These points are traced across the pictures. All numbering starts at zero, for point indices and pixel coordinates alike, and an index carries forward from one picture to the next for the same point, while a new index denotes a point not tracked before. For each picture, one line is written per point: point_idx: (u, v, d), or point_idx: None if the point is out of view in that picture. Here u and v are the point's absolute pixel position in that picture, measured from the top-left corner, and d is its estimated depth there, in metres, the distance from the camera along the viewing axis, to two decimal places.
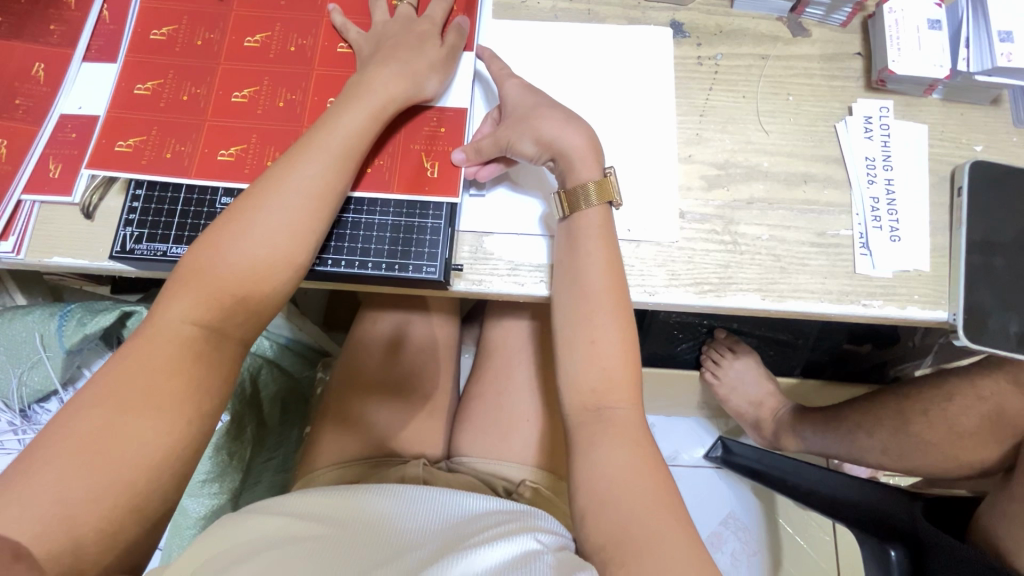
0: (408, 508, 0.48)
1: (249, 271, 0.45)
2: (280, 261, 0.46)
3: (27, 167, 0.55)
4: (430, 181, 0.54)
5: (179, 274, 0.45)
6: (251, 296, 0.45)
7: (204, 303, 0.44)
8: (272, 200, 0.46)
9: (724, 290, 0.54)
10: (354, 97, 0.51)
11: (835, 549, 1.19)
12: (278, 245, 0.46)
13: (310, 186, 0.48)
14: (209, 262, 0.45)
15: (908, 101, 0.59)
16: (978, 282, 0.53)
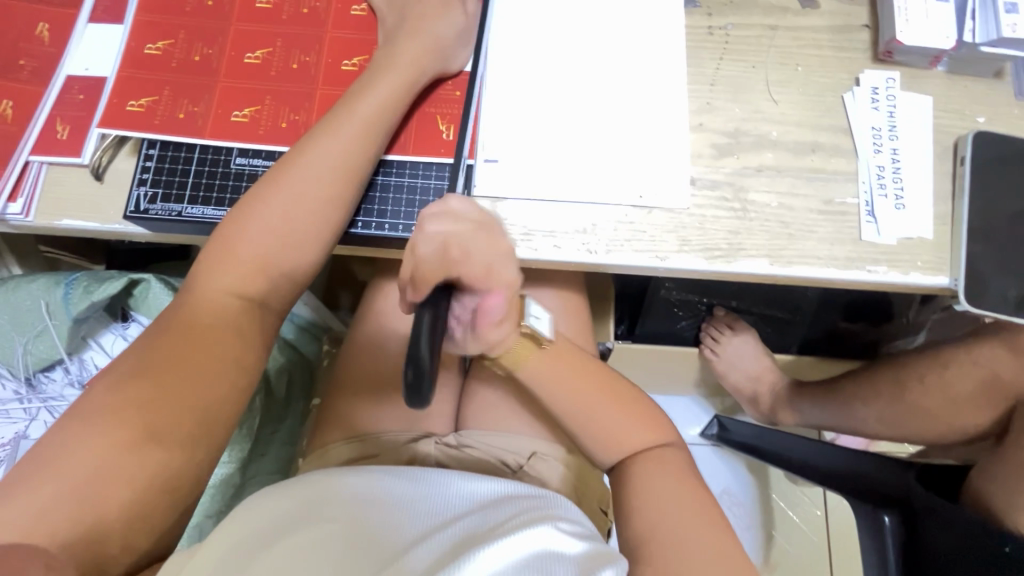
0: (424, 492, 0.48)
1: (286, 240, 0.48)
2: (316, 230, 0.49)
3: (34, 128, 0.54)
4: (446, 143, 0.57)
5: (219, 243, 0.47)
6: (291, 266, 0.48)
7: (245, 271, 0.46)
8: (303, 170, 0.48)
9: (733, 256, 0.55)
10: (384, 69, 0.53)
11: (825, 522, 1.22)
12: (314, 216, 0.48)
13: (342, 159, 0.50)
14: (245, 233, 0.47)
15: (914, 72, 0.60)
16: (979, 248, 0.55)
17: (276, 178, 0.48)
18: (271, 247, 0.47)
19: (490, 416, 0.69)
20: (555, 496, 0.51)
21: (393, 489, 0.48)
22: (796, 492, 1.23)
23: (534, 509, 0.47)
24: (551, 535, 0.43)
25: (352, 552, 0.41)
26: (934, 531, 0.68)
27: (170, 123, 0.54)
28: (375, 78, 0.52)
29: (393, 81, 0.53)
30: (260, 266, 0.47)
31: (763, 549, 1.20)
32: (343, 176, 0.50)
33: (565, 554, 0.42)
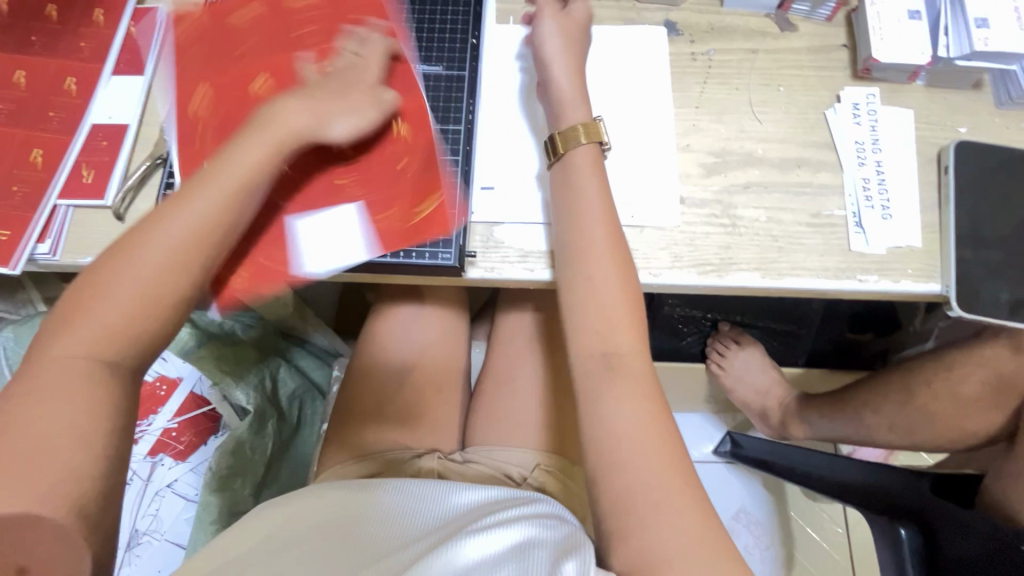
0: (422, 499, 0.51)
1: (152, 265, 0.44)
2: (190, 258, 0.45)
3: (62, 174, 0.58)
4: (427, 218, 0.55)
5: (66, 309, 0.43)
6: (132, 329, 0.43)
7: (93, 337, 0.42)
8: (176, 200, 0.47)
9: (725, 270, 0.56)
10: (258, 126, 0.51)
11: (846, 539, 1.19)
12: (196, 247, 0.46)
13: (204, 212, 0.46)
14: (100, 295, 0.43)
15: (893, 87, 0.62)
16: (968, 253, 0.56)
17: (162, 207, 0.47)
18: (139, 271, 0.44)
19: (496, 436, 0.70)
20: (545, 498, 0.54)
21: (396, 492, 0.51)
22: (815, 509, 1.20)
23: (522, 507, 0.50)
24: (533, 531, 0.46)
25: (354, 556, 0.44)
26: (952, 538, 0.68)
27: (193, 166, 0.57)
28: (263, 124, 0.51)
29: (280, 126, 0.51)
30: (118, 331, 0.42)
31: (783, 569, 1.17)
32: (221, 206, 0.47)
33: (544, 540, 0.45)
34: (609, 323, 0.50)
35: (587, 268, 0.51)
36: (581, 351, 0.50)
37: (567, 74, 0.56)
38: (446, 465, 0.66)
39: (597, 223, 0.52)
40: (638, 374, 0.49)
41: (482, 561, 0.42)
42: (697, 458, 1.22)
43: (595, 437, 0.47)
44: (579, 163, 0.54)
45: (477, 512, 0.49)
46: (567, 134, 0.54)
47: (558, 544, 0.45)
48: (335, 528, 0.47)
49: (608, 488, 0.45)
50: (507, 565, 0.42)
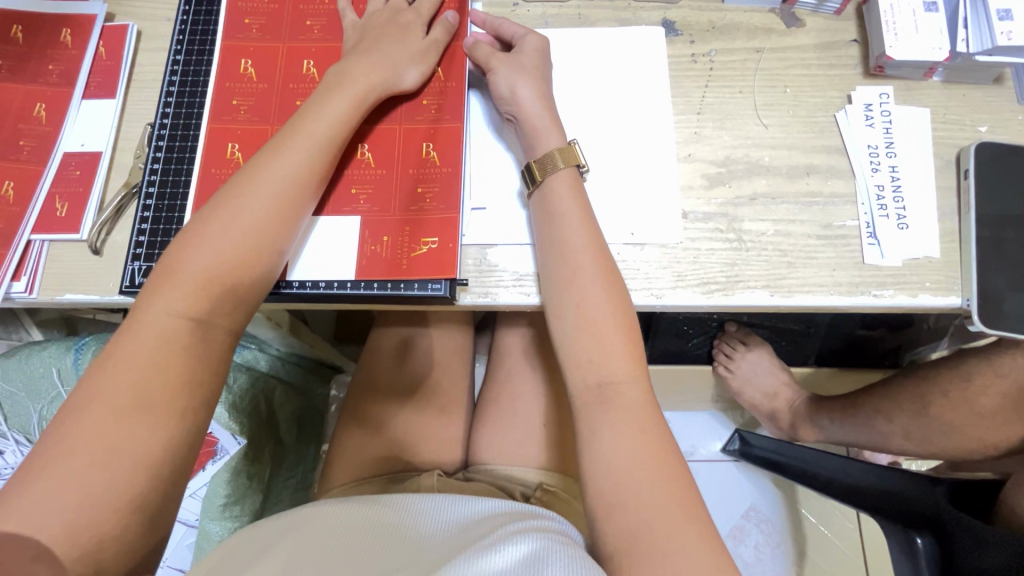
0: (422, 515, 0.49)
1: (203, 300, 0.43)
2: (258, 248, 0.46)
3: (35, 208, 0.56)
4: (416, 259, 0.52)
5: (157, 275, 0.44)
6: (238, 287, 0.45)
7: (188, 293, 0.43)
8: (209, 227, 0.45)
9: (732, 288, 0.53)
10: (334, 87, 0.53)
11: (859, 536, 1.18)
12: (240, 276, 0.45)
13: (290, 172, 0.48)
14: (188, 255, 0.44)
15: (908, 85, 0.58)
16: (990, 264, 0.52)
17: (192, 236, 0.45)
18: (191, 307, 0.43)
19: (498, 457, 0.68)
20: (551, 515, 0.51)
21: (401, 512, 0.49)
22: (826, 506, 1.18)
23: (530, 523, 0.47)
24: (543, 550, 0.43)
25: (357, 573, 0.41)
26: (967, 548, 0.65)
27: (207, 198, 0.53)
28: (280, 147, 0.49)
29: (301, 149, 0.49)
30: (208, 286, 0.44)
31: (794, 567, 1.16)
32: (259, 234, 0.46)
33: (558, 554, 0.42)
34: (606, 354, 0.47)
35: (577, 291, 0.49)
36: (576, 381, 0.48)
37: (533, 97, 0.54)
38: (445, 480, 0.64)
39: (581, 244, 0.50)
40: (635, 398, 0.47)
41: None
42: (705, 458, 1.20)
43: (595, 480, 0.44)
44: (557, 188, 0.52)
45: (483, 530, 0.46)
46: (544, 160, 0.52)
47: (570, 561, 0.41)
48: (342, 547, 0.44)
49: (607, 522, 0.42)
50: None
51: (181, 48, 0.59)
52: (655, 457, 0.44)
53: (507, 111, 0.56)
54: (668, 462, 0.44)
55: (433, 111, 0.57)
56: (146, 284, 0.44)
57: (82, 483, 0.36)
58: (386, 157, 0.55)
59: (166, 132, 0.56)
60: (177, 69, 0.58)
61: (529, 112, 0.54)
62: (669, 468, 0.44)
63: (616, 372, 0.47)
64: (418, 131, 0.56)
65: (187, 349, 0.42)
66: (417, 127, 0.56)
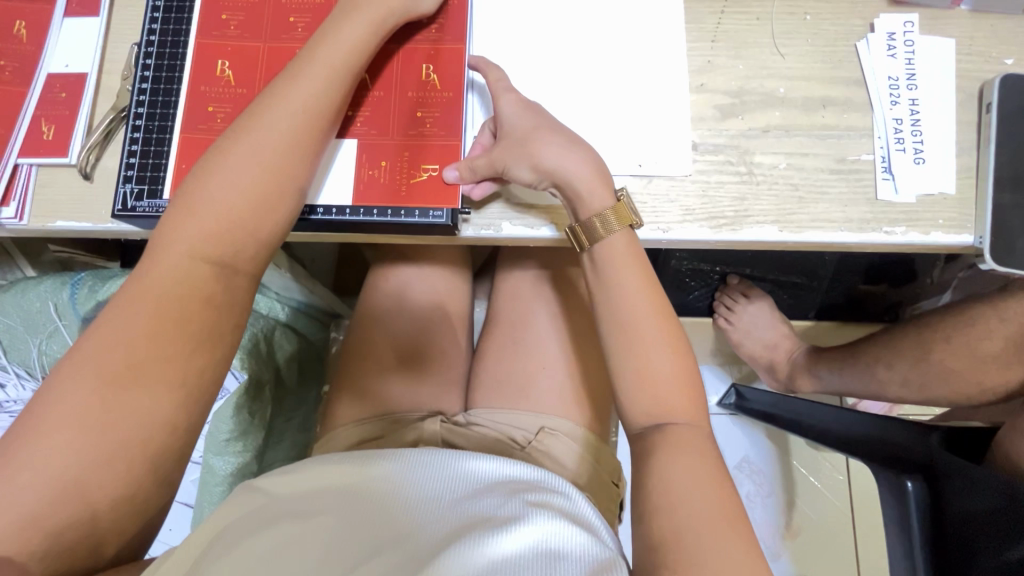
0: (424, 476, 0.46)
1: (222, 240, 0.40)
2: (278, 186, 0.42)
3: (20, 131, 0.53)
4: (417, 186, 0.51)
5: (174, 210, 0.42)
6: (258, 226, 0.42)
7: (207, 232, 0.40)
8: (227, 161, 0.42)
9: (740, 223, 0.52)
10: (352, 9, 0.48)
11: (848, 487, 1.21)
12: (261, 218, 0.42)
13: (308, 105, 0.44)
14: (204, 191, 0.41)
15: (934, 14, 0.55)
16: (1007, 201, 0.51)
17: (209, 170, 0.42)
18: (212, 248, 0.40)
19: (498, 398, 0.68)
20: (552, 485, 0.50)
21: (403, 473, 0.46)
22: (817, 458, 1.21)
23: (537, 499, 0.46)
24: (565, 533, 0.42)
25: (376, 533, 0.41)
26: (959, 492, 0.67)
27: (199, 118, 0.51)
28: (296, 74, 0.45)
29: (317, 76, 0.45)
30: (226, 224, 0.41)
31: (784, 516, 1.19)
32: (278, 172, 0.43)
33: (572, 546, 0.41)
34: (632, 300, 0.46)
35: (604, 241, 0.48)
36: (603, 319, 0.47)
37: (574, 152, 0.49)
38: (449, 428, 0.65)
39: (597, 189, 0.48)
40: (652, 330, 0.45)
41: (514, 553, 0.39)
42: None
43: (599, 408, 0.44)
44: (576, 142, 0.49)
45: (504, 498, 0.45)
46: (591, 225, 0.48)
47: (590, 550, 0.41)
48: (359, 501, 0.44)
49: None
50: (542, 564, 0.38)
51: None
52: (657, 388, 0.44)
53: (543, 185, 0.50)
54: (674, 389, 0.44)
55: (433, 33, 0.54)
56: (164, 217, 0.41)
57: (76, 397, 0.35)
58: (386, 79, 0.53)
59: (153, 50, 0.53)
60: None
61: (570, 172, 0.48)
62: (671, 396, 0.44)
63: (638, 308, 0.46)
64: (417, 52, 0.54)
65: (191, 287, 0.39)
66: (420, 47, 0.54)
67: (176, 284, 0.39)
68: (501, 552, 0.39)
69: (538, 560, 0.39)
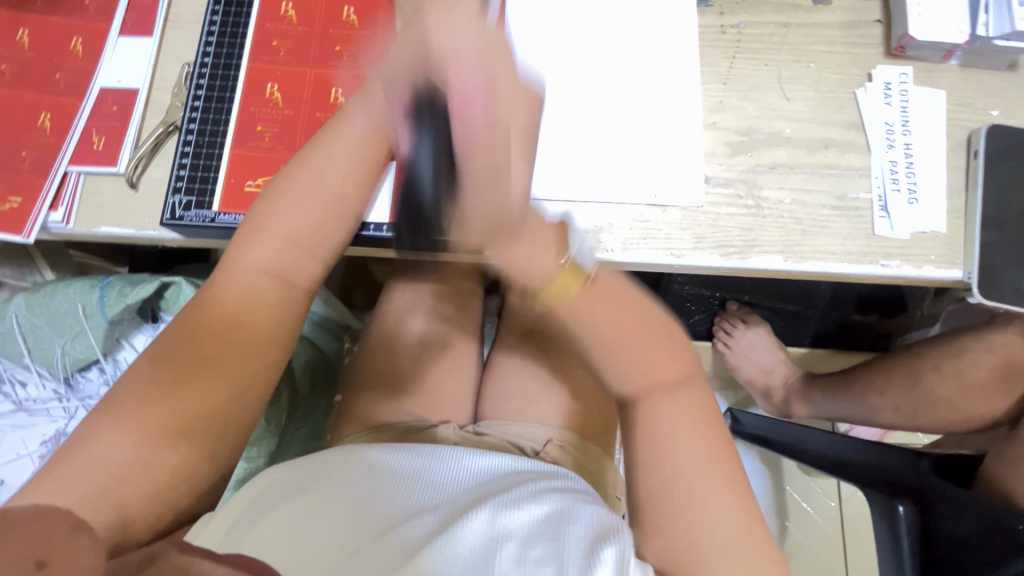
0: (437, 465, 0.49)
1: (288, 261, 0.46)
2: (336, 213, 0.49)
3: (71, 140, 0.56)
4: None
5: (242, 230, 0.47)
6: (315, 245, 0.47)
7: (272, 249, 0.46)
8: (294, 190, 0.48)
9: (748, 252, 0.56)
10: (400, 54, 0.54)
11: (839, 513, 1.23)
12: (320, 242, 0.48)
13: (359, 140, 0.51)
14: (270, 213, 0.47)
15: (927, 67, 0.60)
16: (993, 240, 0.55)
17: (275, 196, 0.48)
18: (277, 266, 0.45)
19: (509, 410, 0.71)
20: (569, 479, 0.51)
21: (417, 462, 0.49)
22: (810, 483, 1.23)
23: (548, 487, 0.47)
24: (562, 510, 0.44)
25: (373, 518, 0.42)
26: (946, 516, 0.70)
27: (248, 135, 0.55)
28: (350, 115, 0.52)
29: (369, 115, 0.52)
30: (289, 243, 0.46)
31: (777, 540, 1.21)
32: (340, 201, 0.49)
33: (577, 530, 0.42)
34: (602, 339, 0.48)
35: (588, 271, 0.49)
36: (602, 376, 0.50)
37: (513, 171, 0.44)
38: (463, 435, 0.66)
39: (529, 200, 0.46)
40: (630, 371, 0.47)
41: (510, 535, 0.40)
42: None
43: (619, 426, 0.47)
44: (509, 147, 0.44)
45: (498, 486, 0.47)
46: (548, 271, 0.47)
47: (587, 523, 0.43)
48: (358, 488, 0.45)
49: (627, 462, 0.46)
50: (539, 544, 0.40)
51: None
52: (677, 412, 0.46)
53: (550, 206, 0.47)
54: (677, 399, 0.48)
55: None
56: (235, 238, 0.46)
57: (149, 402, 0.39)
58: None
59: (206, 71, 0.57)
60: (218, 8, 0.59)
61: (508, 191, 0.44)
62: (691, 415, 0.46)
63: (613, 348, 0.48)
64: None
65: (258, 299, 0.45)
66: None
67: (238, 292, 0.44)
68: (502, 532, 0.40)
69: (537, 542, 0.40)
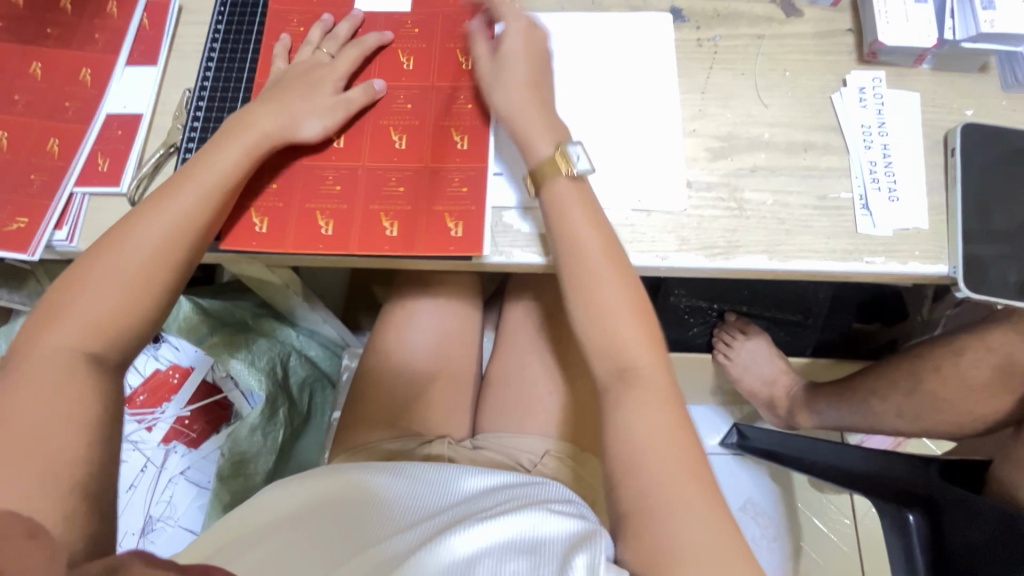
0: (417, 487, 0.53)
1: (88, 336, 0.45)
2: (153, 282, 0.48)
3: (77, 162, 0.59)
4: (454, 240, 0.56)
5: (43, 307, 0.46)
6: (121, 321, 0.47)
7: (80, 327, 0.45)
8: (101, 264, 0.47)
9: (733, 253, 0.57)
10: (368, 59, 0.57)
11: (854, 530, 1.19)
12: (132, 313, 0.47)
13: (183, 207, 0.51)
14: (76, 289, 0.46)
15: (899, 71, 0.62)
16: (976, 234, 0.56)
17: (86, 268, 0.47)
18: (81, 343, 0.45)
19: (505, 419, 0.71)
20: (552, 485, 0.55)
21: (400, 481, 0.54)
22: (823, 500, 1.20)
23: (531, 497, 0.52)
24: (539, 525, 0.47)
25: (354, 540, 0.47)
26: (956, 523, 0.68)
27: None
28: (211, 163, 0.53)
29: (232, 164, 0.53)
30: (93, 325, 0.45)
31: (791, 561, 1.17)
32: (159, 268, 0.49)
33: (553, 531, 0.46)
34: (618, 340, 0.51)
35: (593, 287, 0.52)
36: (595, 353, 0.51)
37: (520, 86, 0.57)
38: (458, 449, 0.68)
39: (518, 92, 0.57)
40: (653, 378, 0.50)
41: (489, 548, 0.44)
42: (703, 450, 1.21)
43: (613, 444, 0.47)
44: (559, 191, 0.54)
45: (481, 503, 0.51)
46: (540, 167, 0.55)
47: (563, 534, 0.46)
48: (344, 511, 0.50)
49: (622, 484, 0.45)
50: (516, 557, 0.43)
51: (223, 19, 0.64)
52: (673, 425, 0.47)
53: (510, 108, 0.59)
54: (605, 257, 0.52)
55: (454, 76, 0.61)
56: (25, 325, 0.46)
57: None
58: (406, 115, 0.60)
59: (206, 95, 0.61)
60: (217, 38, 0.63)
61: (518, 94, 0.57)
62: (684, 428, 0.47)
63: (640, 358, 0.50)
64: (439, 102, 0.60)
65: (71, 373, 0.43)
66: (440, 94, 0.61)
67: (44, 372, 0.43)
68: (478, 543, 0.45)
69: (513, 546, 0.44)
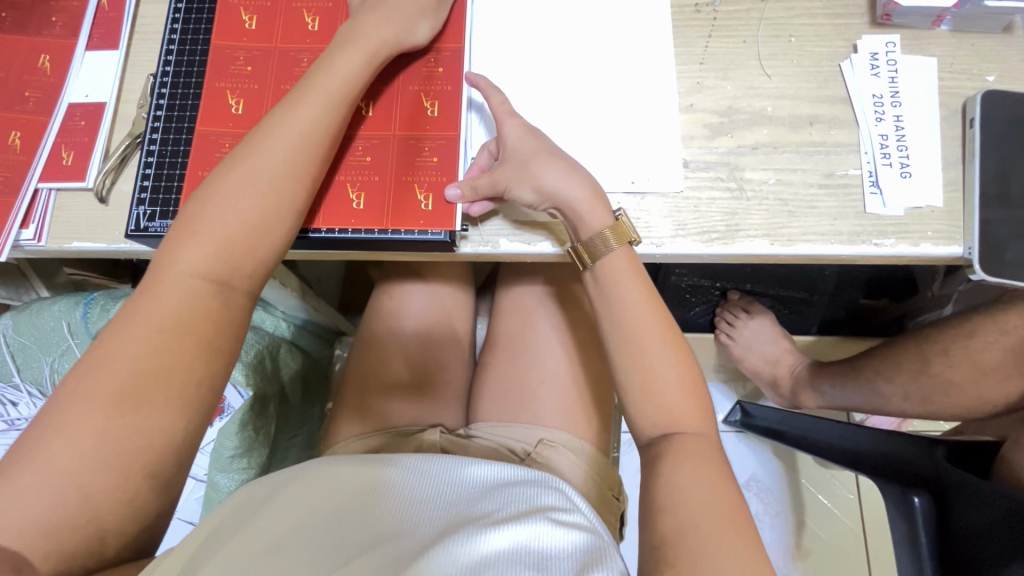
0: (419, 479, 0.48)
1: (201, 292, 0.44)
2: (263, 232, 0.47)
3: (41, 156, 0.56)
4: (424, 214, 0.52)
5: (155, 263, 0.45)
6: (231, 276, 0.45)
7: (183, 285, 0.44)
8: (213, 210, 0.46)
9: (732, 237, 0.53)
10: (345, 38, 0.53)
11: (858, 506, 1.18)
12: (243, 263, 0.46)
13: (288, 153, 0.48)
14: (178, 245, 0.45)
15: (915, 34, 0.57)
16: (993, 212, 0.52)
17: (194, 215, 0.46)
18: (187, 306, 0.43)
19: (500, 409, 0.69)
20: (551, 483, 0.51)
21: (395, 472, 0.49)
22: (827, 477, 1.19)
23: (533, 500, 0.47)
24: (548, 531, 0.43)
25: (351, 539, 0.41)
26: (966, 508, 0.64)
27: (210, 144, 0.54)
28: (294, 99, 0.50)
29: (315, 103, 0.50)
30: (201, 281, 0.44)
31: (794, 536, 1.16)
32: (266, 219, 0.47)
33: (561, 545, 0.42)
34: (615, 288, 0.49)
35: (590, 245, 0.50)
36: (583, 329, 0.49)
37: (570, 186, 0.51)
38: (450, 437, 0.65)
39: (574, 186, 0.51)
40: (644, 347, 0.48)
41: (495, 556, 0.39)
42: None
43: None
44: None
45: (481, 506, 0.46)
46: (591, 243, 0.50)
47: (573, 551, 0.42)
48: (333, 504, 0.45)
49: None
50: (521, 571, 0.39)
51: None
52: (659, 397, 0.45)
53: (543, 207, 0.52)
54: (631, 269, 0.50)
55: (434, 45, 0.57)
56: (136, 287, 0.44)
57: (93, 426, 0.39)
58: (378, 92, 0.56)
59: (168, 80, 0.57)
60: (179, 17, 0.58)
61: (567, 194, 0.51)
62: None
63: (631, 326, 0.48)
64: (416, 79, 0.56)
65: (160, 350, 0.42)
66: (421, 71, 0.56)
67: (131, 343, 0.41)
68: (488, 548, 0.40)
69: (524, 557, 0.40)
